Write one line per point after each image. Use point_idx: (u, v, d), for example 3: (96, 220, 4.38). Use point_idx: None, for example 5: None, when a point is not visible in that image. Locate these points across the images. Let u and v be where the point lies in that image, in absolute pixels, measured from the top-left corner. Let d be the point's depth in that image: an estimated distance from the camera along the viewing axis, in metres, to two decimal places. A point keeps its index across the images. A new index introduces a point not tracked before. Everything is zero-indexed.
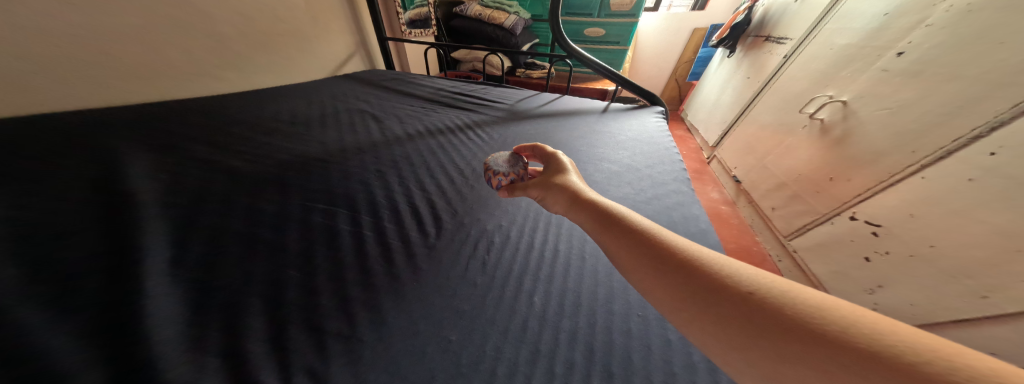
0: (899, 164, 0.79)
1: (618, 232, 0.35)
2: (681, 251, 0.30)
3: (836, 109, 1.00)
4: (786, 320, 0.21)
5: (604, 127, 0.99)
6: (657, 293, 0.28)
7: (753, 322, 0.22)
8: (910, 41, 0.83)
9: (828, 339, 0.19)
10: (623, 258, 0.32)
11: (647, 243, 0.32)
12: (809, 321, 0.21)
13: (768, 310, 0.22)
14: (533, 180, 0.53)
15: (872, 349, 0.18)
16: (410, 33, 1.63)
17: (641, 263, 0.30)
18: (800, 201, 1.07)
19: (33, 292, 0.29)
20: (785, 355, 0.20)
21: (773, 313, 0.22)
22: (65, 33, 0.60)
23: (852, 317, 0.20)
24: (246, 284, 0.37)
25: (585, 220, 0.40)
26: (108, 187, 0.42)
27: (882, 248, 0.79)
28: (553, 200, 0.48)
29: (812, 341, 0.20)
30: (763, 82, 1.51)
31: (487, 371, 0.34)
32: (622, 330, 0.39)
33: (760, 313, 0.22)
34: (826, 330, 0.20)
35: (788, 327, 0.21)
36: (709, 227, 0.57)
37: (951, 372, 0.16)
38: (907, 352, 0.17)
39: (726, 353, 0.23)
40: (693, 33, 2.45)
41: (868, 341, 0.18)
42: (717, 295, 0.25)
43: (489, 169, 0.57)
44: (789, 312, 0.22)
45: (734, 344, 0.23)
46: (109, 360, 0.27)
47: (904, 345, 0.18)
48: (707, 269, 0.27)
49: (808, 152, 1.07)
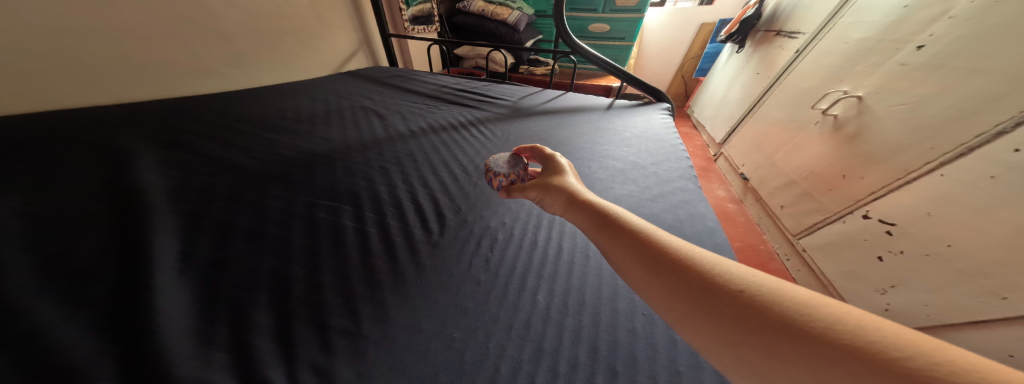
0: (916, 161, 0.76)
1: (612, 231, 0.34)
2: (673, 248, 0.29)
3: (851, 105, 0.97)
4: (775, 318, 0.21)
5: (608, 124, 0.98)
6: (649, 293, 0.28)
7: (744, 320, 0.21)
8: (932, 33, 0.80)
9: (816, 337, 0.19)
10: (616, 256, 0.31)
11: (638, 241, 0.31)
12: (798, 320, 0.20)
13: (757, 308, 0.22)
14: (532, 181, 0.52)
15: (859, 346, 0.17)
16: (413, 30, 1.62)
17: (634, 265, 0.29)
18: (811, 200, 1.05)
19: (47, 287, 0.29)
20: (774, 353, 0.20)
21: (765, 313, 0.21)
22: (74, 31, 0.61)
23: (839, 312, 0.20)
24: (253, 280, 0.38)
25: (581, 220, 0.39)
26: (117, 183, 0.42)
27: (896, 248, 0.76)
28: (551, 200, 0.47)
29: (801, 339, 0.19)
30: (773, 78, 1.47)
31: (490, 369, 0.34)
32: (627, 329, 0.38)
33: (750, 313, 0.22)
34: (815, 328, 0.19)
35: (777, 325, 0.20)
36: (716, 225, 0.56)
37: (932, 368, 0.16)
38: (892, 348, 0.17)
39: (717, 352, 0.23)
40: (700, 29, 2.40)
41: (859, 340, 0.18)
42: (707, 293, 0.24)
43: (489, 169, 0.57)
44: (778, 309, 0.21)
45: (723, 342, 0.22)
46: (121, 354, 0.27)
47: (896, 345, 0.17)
48: (697, 266, 0.26)
49: (820, 149, 1.04)
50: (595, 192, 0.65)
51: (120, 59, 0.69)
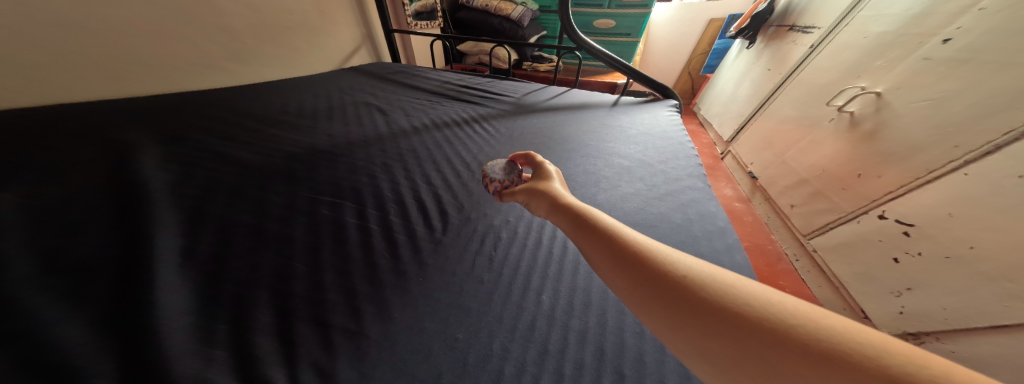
0: (939, 159, 0.73)
1: (591, 233, 0.33)
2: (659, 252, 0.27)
3: (869, 101, 0.94)
4: (760, 324, 0.19)
5: (614, 121, 0.96)
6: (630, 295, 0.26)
7: (726, 326, 0.20)
8: (959, 25, 0.76)
9: (804, 347, 0.17)
10: (596, 256, 0.30)
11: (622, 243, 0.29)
12: (766, 320, 0.19)
13: (742, 314, 0.20)
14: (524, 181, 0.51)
15: (849, 357, 0.16)
16: (416, 26, 1.61)
17: (612, 268, 0.28)
18: (824, 199, 1.02)
19: (47, 282, 0.29)
20: (760, 364, 0.18)
21: (737, 314, 0.20)
22: (75, 24, 0.60)
23: (826, 321, 0.18)
24: (255, 277, 0.37)
25: (564, 223, 0.38)
26: (120, 177, 0.42)
27: (914, 249, 0.73)
28: (536, 205, 0.46)
29: (787, 349, 0.18)
30: (786, 74, 1.43)
31: (494, 370, 0.33)
32: (635, 331, 0.37)
33: (732, 320, 0.20)
34: (801, 336, 0.18)
35: (762, 333, 0.19)
36: (727, 225, 0.54)
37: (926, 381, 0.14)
38: (882, 360, 0.16)
39: (700, 360, 0.21)
40: (709, 24, 2.35)
41: (830, 343, 0.17)
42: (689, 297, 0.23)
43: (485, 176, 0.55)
44: (757, 314, 0.20)
45: (707, 351, 0.20)
46: (121, 351, 0.27)
47: (859, 344, 0.17)
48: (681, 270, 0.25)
49: (834, 147, 1.01)
50: (601, 191, 0.63)
51: (122, 54, 0.68)
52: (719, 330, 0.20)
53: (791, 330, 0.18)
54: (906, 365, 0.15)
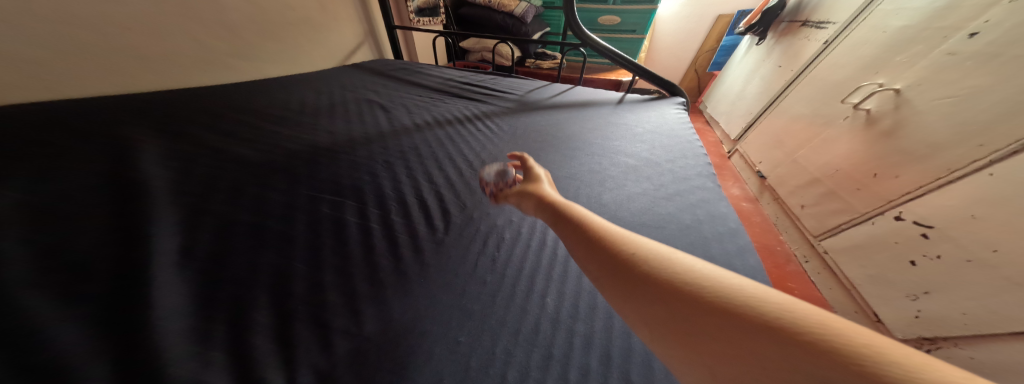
0: (963, 159, 0.70)
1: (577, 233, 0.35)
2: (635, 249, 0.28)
3: (886, 98, 0.91)
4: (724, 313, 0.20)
5: (619, 119, 0.94)
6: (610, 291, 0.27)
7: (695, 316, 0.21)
8: (987, 19, 0.73)
9: (764, 331, 0.18)
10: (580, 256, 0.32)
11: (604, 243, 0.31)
12: (721, 301, 0.21)
13: (708, 305, 0.21)
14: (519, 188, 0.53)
15: (803, 340, 0.17)
16: (419, 22, 1.59)
17: (589, 260, 0.30)
18: (837, 199, 0.99)
19: (43, 280, 0.28)
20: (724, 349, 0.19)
21: (704, 302, 0.21)
22: (76, 20, 0.60)
23: (784, 305, 0.19)
24: (253, 277, 0.36)
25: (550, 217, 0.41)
26: (118, 174, 0.42)
27: (933, 252, 0.70)
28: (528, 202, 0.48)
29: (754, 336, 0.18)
30: (798, 71, 1.40)
31: (497, 375, 0.32)
32: (642, 336, 0.36)
33: (702, 309, 0.21)
34: (764, 322, 0.19)
35: (725, 319, 0.20)
36: (738, 227, 0.53)
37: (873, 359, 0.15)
38: (836, 342, 0.16)
39: (674, 352, 0.22)
40: (717, 20, 2.30)
41: (793, 328, 0.18)
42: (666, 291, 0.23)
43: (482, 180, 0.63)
44: (727, 303, 0.20)
45: (680, 341, 0.21)
46: (116, 353, 0.26)
47: (811, 323, 0.18)
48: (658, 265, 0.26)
49: (850, 145, 0.98)
50: (607, 190, 0.62)
51: (123, 49, 0.68)
52: (690, 317, 0.21)
53: (753, 314, 0.19)
54: (859, 346, 0.16)
